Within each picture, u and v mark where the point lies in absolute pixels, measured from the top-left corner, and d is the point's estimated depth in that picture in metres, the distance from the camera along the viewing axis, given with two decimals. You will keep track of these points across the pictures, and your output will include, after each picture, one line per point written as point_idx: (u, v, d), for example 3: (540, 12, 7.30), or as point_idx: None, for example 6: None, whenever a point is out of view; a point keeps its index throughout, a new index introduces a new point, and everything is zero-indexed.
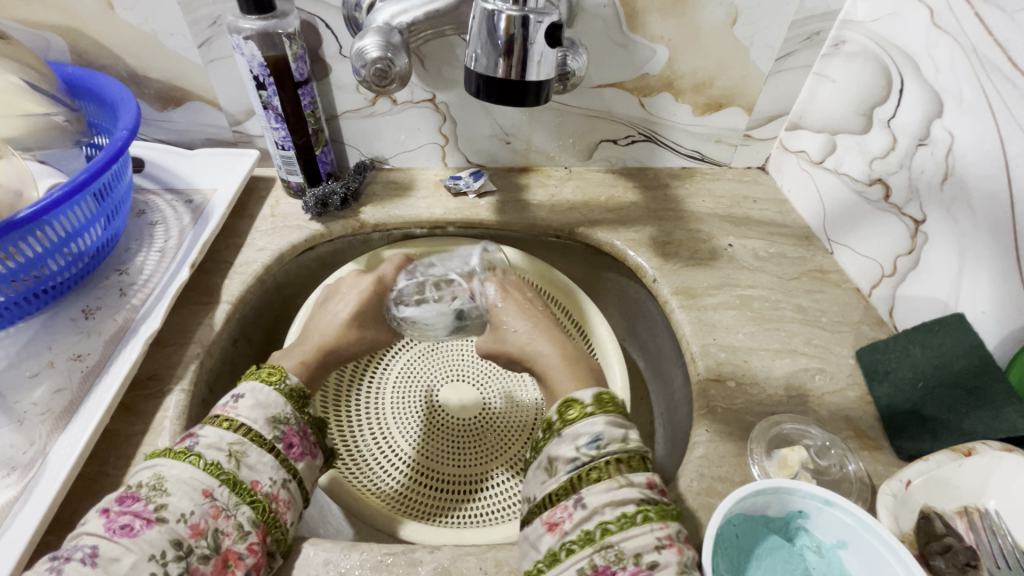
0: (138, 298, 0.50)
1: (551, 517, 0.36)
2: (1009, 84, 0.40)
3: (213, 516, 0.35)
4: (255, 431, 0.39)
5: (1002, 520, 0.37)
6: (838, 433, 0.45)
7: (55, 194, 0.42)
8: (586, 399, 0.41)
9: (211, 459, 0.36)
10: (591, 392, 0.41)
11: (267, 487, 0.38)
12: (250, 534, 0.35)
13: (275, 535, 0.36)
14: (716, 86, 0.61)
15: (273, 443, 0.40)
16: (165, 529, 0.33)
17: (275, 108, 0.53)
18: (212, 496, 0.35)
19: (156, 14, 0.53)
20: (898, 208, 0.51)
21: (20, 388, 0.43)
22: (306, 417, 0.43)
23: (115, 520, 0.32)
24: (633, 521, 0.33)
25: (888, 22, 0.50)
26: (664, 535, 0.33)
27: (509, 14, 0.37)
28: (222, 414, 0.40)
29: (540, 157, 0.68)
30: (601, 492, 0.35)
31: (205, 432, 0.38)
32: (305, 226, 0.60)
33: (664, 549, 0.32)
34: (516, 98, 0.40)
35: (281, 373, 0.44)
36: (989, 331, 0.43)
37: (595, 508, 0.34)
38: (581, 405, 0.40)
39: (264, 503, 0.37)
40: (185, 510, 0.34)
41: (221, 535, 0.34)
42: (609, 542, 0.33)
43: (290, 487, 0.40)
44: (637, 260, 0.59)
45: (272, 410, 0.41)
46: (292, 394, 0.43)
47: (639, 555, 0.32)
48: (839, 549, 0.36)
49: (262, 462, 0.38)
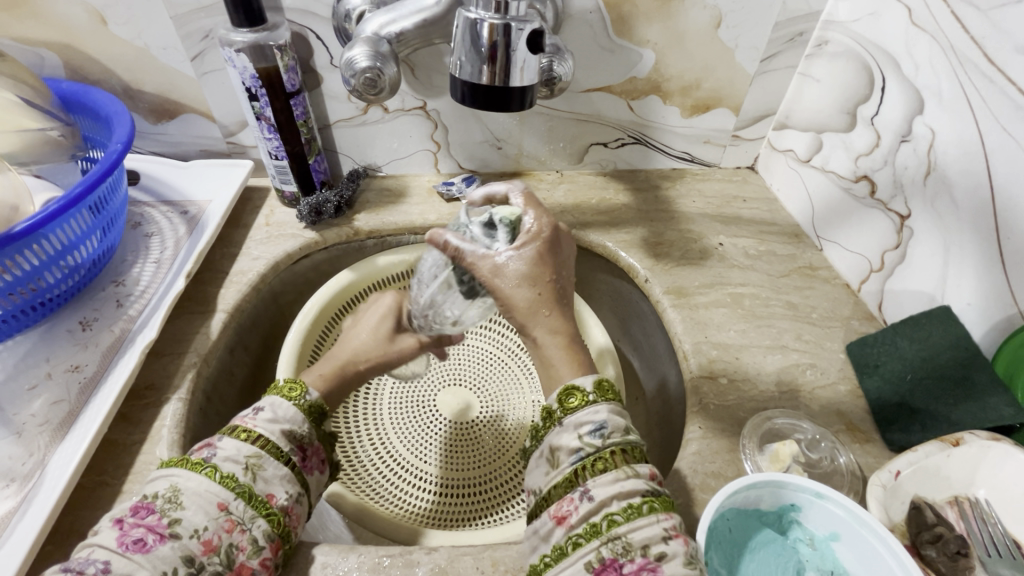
0: (135, 309, 0.50)
1: (557, 511, 0.34)
2: (987, 81, 0.41)
3: (228, 531, 0.35)
4: (273, 444, 0.39)
5: (992, 508, 0.38)
6: (829, 426, 0.45)
7: (51, 208, 0.42)
8: (587, 385, 0.38)
9: (227, 472, 0.36)
10: (591, 378, 0.39)
11: (283, 501, 0.38)
12: (263, 548, 0.36)
13: (285, 548, 0.37)
14: (703, 88, 0.62)
15: (288, 456, 0.40)
16: (178, 545, 0.33)
17: (268, 119, 0.54)
18: (226, 510, 0.35)
19: (148, 29, 0.54)
20: (883, 204, 0.52)
21: (19, 401, 0.44)
22: (320, 432, 0.43)
23: (128, 534, 0.32)
24: (639, 511, 0.33)
25: (868, 22, 0.51)
26: (669, 526, 0.33)
27: (491, 23, 0.37)
28: (239, 426, 0.40)
29: (531, 161, 0.69)
30: (608, 483, 0.34)
31: (222, 443, 0.38)
32: (299, 235, 0.61)
33: (671, 540, 0.32)
34: (501, 103, 0.40)
35: (302, 388, 0.44)
36: (975, 323, 0.44)
37: (603, 501, 0.33)
38: (582, 393, 0.37)
39: (279, 516, 0.37)
40: (199, 526, 0.34)
41: (235, 550, 0.34)
42: (616, 534, 0.32)
43: (302, 501, 0.40)
44: (629, 260, 0.60)
45: (291, 425, 0.41)
46: (311, 410, 0.43)
47: (647, 547, 0.32)
48: (831, 541, 0.36)
49: (278, 475, 0.38)
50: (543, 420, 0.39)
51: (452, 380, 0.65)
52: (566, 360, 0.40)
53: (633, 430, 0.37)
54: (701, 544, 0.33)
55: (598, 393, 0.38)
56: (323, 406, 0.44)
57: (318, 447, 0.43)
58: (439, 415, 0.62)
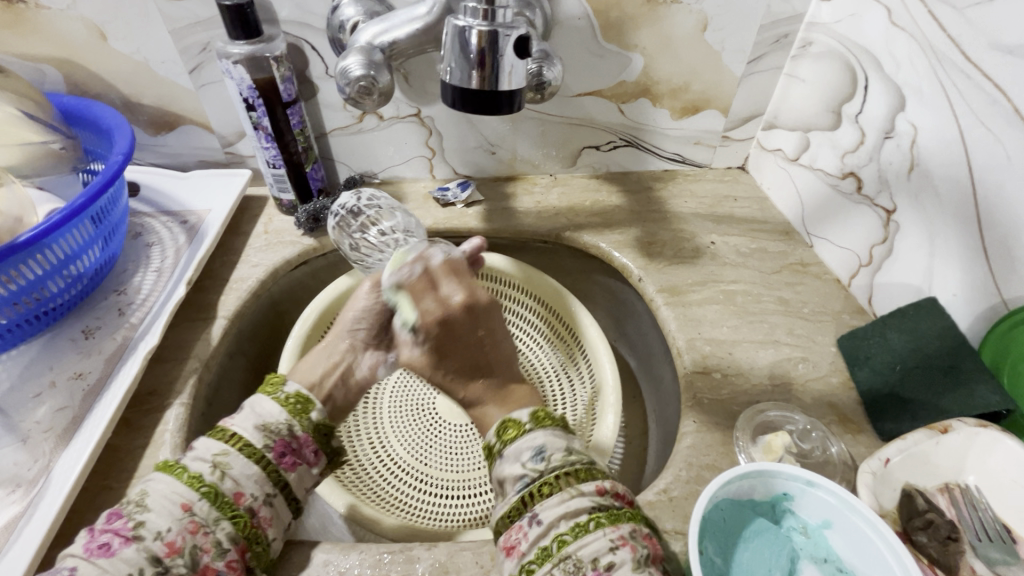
0: (137, 316, 0.51)
1: (507, 541, 0.36)
2: (964, 77, 0.42)
3: (191, 533, 0.35)
4: (245, 441, 0.40)
5: (983, 494, 0.38)
6: (822, 418, 0.46)
7: (54, 218, 0.43)
8: (523, 417, 0.42)
9: (195, 471, 0.38)
10: (528, 410, 0.42)
11: (250, 501, 0.38)
12: (228, 551, 0.36)
13: (254, 550, 0.37)
14: (692, 90, 0.63)
15: (262, 454, 0.40)
16: (142, 547, 0.34)
17: (265, 128, 0.55)
18: (191, 511, 0.36)
19: (148, 43, 0.56)
20: (870, 199, 0.53)
21: (24, 408, 0.44)
22: (306, 423, 0.43)
23: (94, 540, 0.33)
24: (586, 529, 0.34)
25: (850, 23, 0.52)
26: (616, 536, 0.34)
27: (479, 30, 0.39)
28: (218, 425, 0.41)
29: (525, 166, 0.70)
30: (556, 505, 0.36)
31: (198, 443, 0.39)
32: (298, 242, 0.62)
33: (618, 549, 0.33)
34: (491, 107, 0.42)
35: (279, 382, 0.45)
36: (962, 313, 0.45)
37: (550, 523, 0.35)
38: (519, 424, 0.41)
39: (245, 518, 0.37)
40: (162, 528, 0.34)
41: (200, 551, 0.35)
42: (566, 553, 0.33)
43: (274, 503, 0.40)
44: (623, 260, 0.61)
45: (266, 419, 0.42)
46: (289, 401, 0.44)
47: (596, 560, 0.33)
48: (824, 529, 0.37)
49: (246, 474, 0.39)
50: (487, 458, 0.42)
51: None
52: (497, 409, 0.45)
53: (576, 449, 0.39)
54: (694, 535, 0.33)
55: (535, 422, 0.41)
56: (303, 395, 0.45)
57: (303, 440, 0.43)
58: (439, 418, 0.63)
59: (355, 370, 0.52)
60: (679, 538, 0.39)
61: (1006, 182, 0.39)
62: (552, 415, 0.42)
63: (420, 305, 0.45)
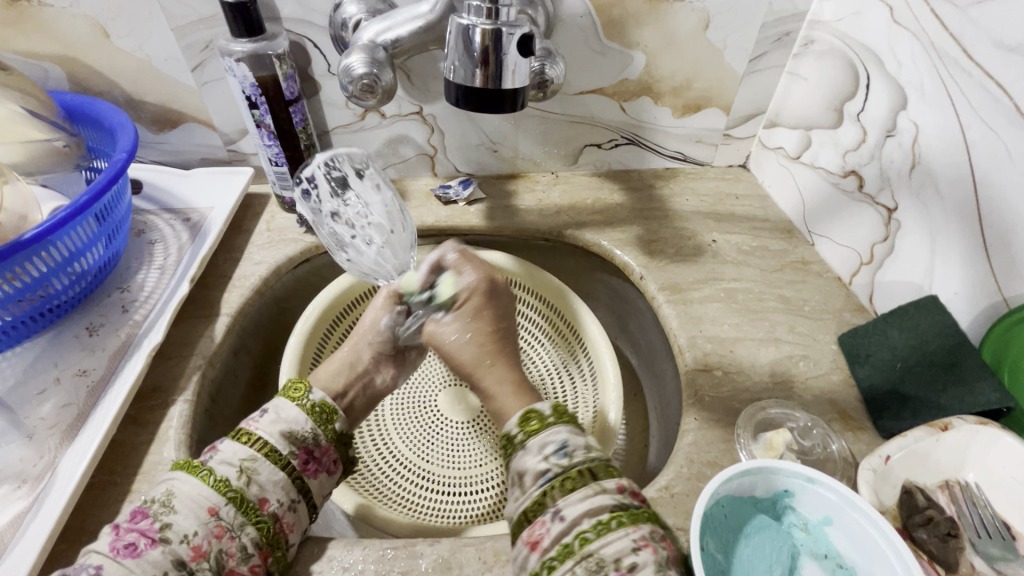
0: (141, 314, 0.52)
1: (529, 536, 0.36)
2: (965, 75, 0.42)
3: (217, 537, 0.36)
4: (271, 447, 0.41)
5: (982, 491, 0.39)
6: (822, 415, 0.46)
7: (59, 215, 0.43)
8: (545, 409, 0.42)
9: (221, 475, 0.38)
10: (550, 403, 0.43)
11: (274, 507, 0.39)
12: (252, 555, 0.36)
13: (276, 555, 0.37)
14: (694, 88, 0.64)
15: (287, 460, 0.41)
16: (168, 549, 0.34)
17: (268, 126, 0.55)
18: (217, 515, 0.36)
19: (150, 40, 0.56)
20: (871, 197, 0.53)
21: (28, 405, 0.45)
22: (329, 432, 0.44)
23: (121, 538, 0.34)
24: (608, 527, 0.34)
25: (852, 21, 0.52)
26: (638, 537, 0.34)
27: (482, 28, 0.39)
28: (243, 428, 0.41)
29: (527, 163, 0.70)
30: (578, 500, 0.36)
31: (223, 446, 0.40)
32: (300, 239, 0.62)
33: (641, 550, 0.33)
34: (494, 105, 0.42)
35: (305, 389, 0.45)
36: (962, 310, 0.45)
37: (573, 520, 0.35)
38: (542, 416, 0.42)
39: (268, 524, 0.38)
40: (188, 531, 0.35)
41: (224, 556, 0.35)
42: (590, 551, 0.33)
43: (297, 509, 0.40)
44: (624, 258, 0.61)
45: (292, 426, 0.42)
46: (314, 409, 0.44)
47: (619, 560, 0.33)
48: (824, 525, 0.37)
49: (272, 480, 0.39)
50: (506, 447, 0.42)
51: (452, 381, 0.66)
52: (517, 396, 0.45)
53: (596, 447, 0.40)
54: (697, 530, 0.33)
55: (557, 415, 0.42)
56: (327, 405, 0.45)
57: (328, 448, 0.44)
58: (441, 416, 0.63)
59: (374, 381, 0.53)
60: (680, 534, 0.39)
61: (1008, 180, 0.40)
62: (571, 413, 0.43)
63: (469, 276, 0.51)
